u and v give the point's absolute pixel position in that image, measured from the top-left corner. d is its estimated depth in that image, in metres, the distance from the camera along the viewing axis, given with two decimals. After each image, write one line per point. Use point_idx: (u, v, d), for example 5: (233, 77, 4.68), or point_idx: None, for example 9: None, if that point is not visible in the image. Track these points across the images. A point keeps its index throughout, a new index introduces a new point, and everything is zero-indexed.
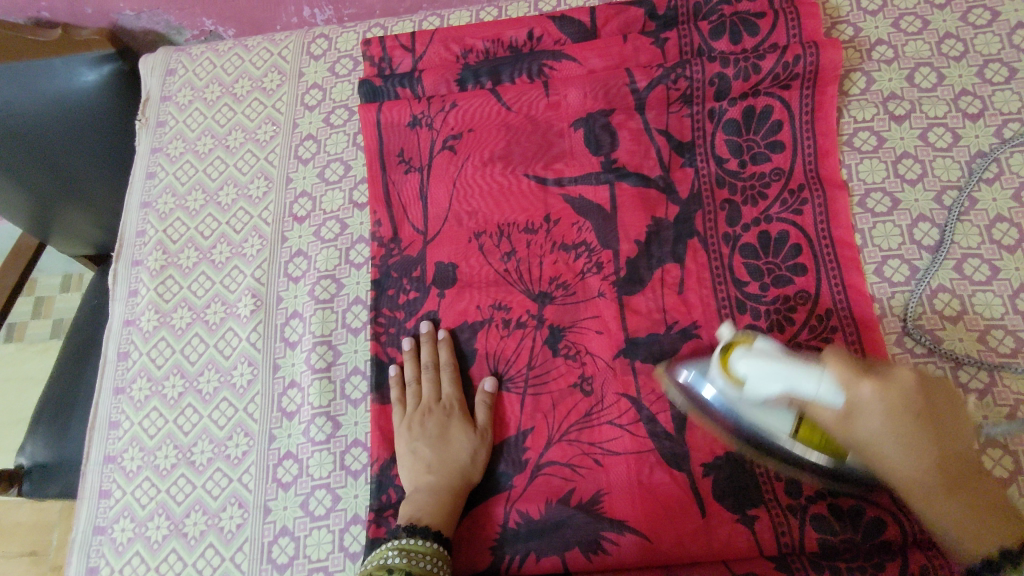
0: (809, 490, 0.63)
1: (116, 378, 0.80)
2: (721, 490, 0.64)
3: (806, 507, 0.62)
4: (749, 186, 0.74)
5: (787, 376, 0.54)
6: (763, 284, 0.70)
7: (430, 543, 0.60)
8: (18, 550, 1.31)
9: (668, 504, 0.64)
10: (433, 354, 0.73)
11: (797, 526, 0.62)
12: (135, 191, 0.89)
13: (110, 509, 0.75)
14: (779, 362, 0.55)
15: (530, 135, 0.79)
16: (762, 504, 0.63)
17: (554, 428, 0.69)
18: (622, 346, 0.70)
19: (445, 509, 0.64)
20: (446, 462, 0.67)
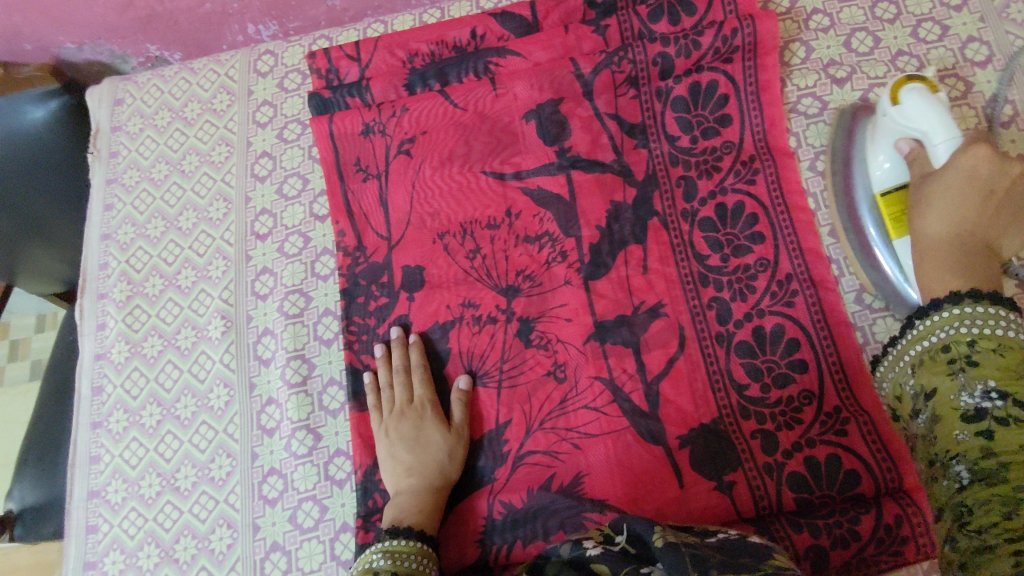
0: (783, 453, 0.64)
1: (92, 413, 0.80)
2: (698, 459, 0.66)
3: (783, 468, 0.64)
4: (702, 161, 0.75)
5: (931, 121, 0.62)
6: (723, 256, 0.72)
7: (414, 542, 0.61)
8: None
9: (648, 480, 0.66)
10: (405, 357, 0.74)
11: (774, 489, 0.63)
12: (93, 224, 0.89)
13: (99, 543, 0.75)
14: (931, 110, 0.62)
15: (483, 131, 0.80)
16: (740, 469, 0.64)
17: (533, 417, 0.70)
18: (592, 330, 0.72)
19: (426, 507, 0.65)
20: (426, 460, 0.68)
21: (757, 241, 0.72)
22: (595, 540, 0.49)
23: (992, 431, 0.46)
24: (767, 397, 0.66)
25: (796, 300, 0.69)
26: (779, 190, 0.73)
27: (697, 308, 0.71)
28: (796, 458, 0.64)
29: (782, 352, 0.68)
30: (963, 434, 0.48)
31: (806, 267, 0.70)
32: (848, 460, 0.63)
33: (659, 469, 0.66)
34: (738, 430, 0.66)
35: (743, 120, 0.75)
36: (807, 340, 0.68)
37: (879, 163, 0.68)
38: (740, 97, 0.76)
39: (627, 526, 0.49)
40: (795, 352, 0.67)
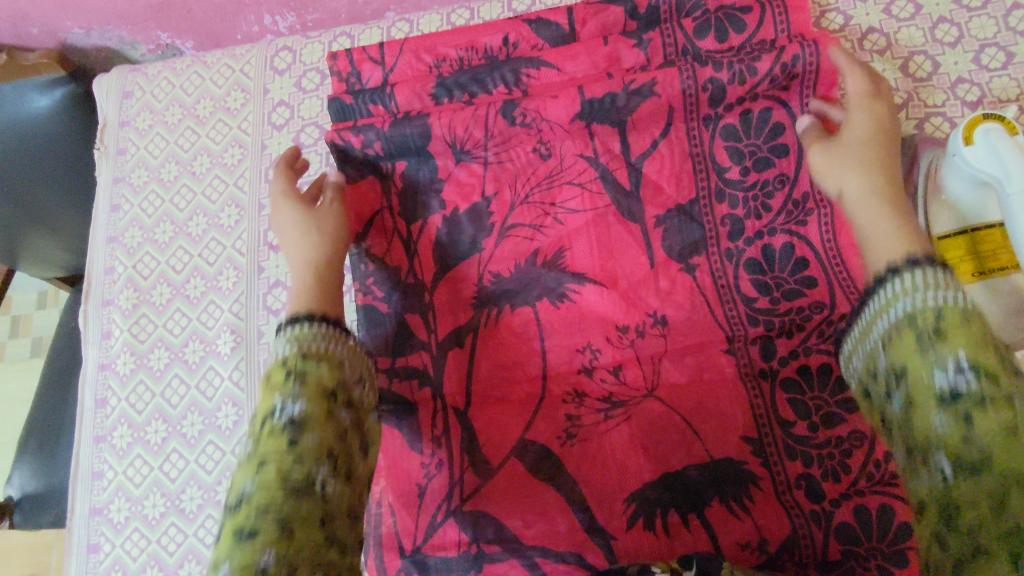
0: (830, 500, 0.63)
1: (95, 426, 0.77)
2: (738, 503, 0.64)
3: (830, 518, 0.62)
4: (751, 195, 0.72)
5: (1004, 169, 0.57)
6: (773, 299, 0.69)
7: (318, 327, 0.56)
8: (18, 571, 1.29)
9: (682, 518, 0.64)
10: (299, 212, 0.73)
11: (819, 534, 0.62)
12: (99, 226, 0.84)
13: (100, 563, 0.72)
14: (1009, 154, 0.58)
15: (518, 150, 0.75)
16: (786, 517, 0.63)
17: (559, 442, 0.69)
18: (625, 360, 0.70)
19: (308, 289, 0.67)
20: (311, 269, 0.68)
21: (807, 284, 0.69)
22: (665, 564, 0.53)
23: (971, 414, 0.42)
24: (813, 437, 0.64)
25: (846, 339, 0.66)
26: (832, 234, 0.69)
27: (738, 341, 0.69)
28: (845, 507, 0.62)
29: (831, 389, 0.65)
30: (941, 424, 0.43)
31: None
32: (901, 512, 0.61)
33: (699, 506, 0.64)
34: (782, 469, 0.64)
35: (802, 146, 0.70)
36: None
37: (938, 205, 0.64)
38: (799, 123, 0.71)
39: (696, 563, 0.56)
40: (846, 389, 0.65)
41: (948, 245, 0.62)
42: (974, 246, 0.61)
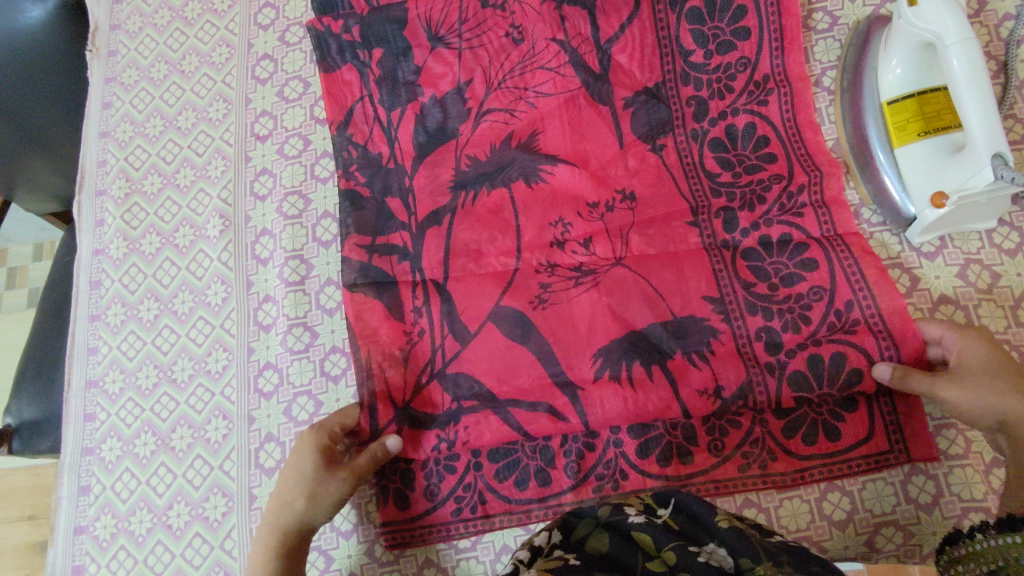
0: (786, 352, 0.65)
1: (90, 306, 0.80)
2: (698, 353, 0.66)
3: (785, 368, 0.65)
4: (715, 79, 0.74)
5: (945, 23, 0.60)
6: (735, 173, 0.71)
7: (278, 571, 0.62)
8: (18, 514, 1.26)
9: (647, 370, 0.66)
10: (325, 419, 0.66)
11: (773, 384, 0.64)
12: (91, 121, 0.87)
13: (96, 430, 0.76)
14: (950, 10, 0.60)
15: (492, 34, 0.75)
16: (742, 367, 0.65)
17: (530, 305, 0.69)
18: (595, 233, 0.71)
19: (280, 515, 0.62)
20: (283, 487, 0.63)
21: (769, 159, 0.71)
22: (637, 508, 0.56)
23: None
24: (775, 293, 0.67)
25: (805, 212, 0.69)
26: (791, 111, 0.72)
27: (703, 213, 0.70)
28: (799, 357, 0.65)
29: (790, 252, 0.68)
30: None
31: (820, 175, 0.70)
32: (853, 357, 0.64)
33: (663, 358, 0.66)
34: (742, 324, 0.66)
35: (761, 34, 0.74)
36: (818, 243, 0.68)
37: (890, 69, 0.67)
38: (759, 14, 0.73)
39: (673, 501, 0.56)
40: (804, 254, 0.68)
41: (899, 108, 0.66)
42: (920, 108, 0.65)
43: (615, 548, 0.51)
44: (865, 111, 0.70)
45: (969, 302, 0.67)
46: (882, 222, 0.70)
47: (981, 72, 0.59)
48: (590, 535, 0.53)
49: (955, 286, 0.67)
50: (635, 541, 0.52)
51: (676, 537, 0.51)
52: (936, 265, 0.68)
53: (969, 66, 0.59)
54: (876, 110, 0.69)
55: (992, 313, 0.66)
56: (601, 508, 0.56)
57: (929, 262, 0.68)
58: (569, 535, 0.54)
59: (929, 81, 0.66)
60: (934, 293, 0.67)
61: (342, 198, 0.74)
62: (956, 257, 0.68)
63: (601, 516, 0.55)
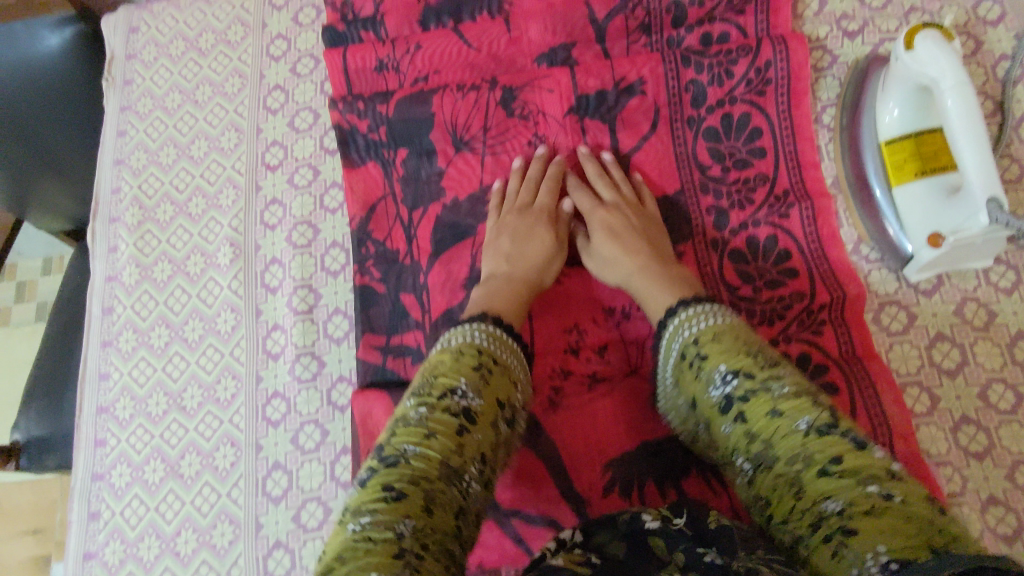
0: None
1: (102, 332, 0.82)
2: (716, 477, 0.65)
3: None
4: (735, 189, 0.73)
5: (942, 66, 0.61)
6: (755, 287, 0.70)
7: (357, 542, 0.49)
8: (23, 527, 1.27)
9: (660, 489, 0.65)
10: (491, 331, 0.64)
11: None
12: (107, 149, 0.89)
13: (106, 456, 0.77)
14: (946, 53, 0.61)
15: (516, 142, 0.77)
16: None
17: (543, 409, 0.70)
18: (610, 341, 0.72)
19: (507, 303, 0.68)
20: (522, 269, 0.70)
21: (791, 274, 0.70)
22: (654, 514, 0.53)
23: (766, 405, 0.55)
24: None
25: (825, 329, 0.68)
26: (813, 228, 0.71)
27: None
28: None
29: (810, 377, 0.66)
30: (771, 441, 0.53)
31: (844, 296, 0.68)
32: None
33: (679, 474, 0.66)
34: None
35: (777, 153, 0.74)
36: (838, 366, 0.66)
37: (887, 110, 0.68)
38: (775, 131, 0.74)
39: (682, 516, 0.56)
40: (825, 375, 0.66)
41: (898, 147, 0.67)
42: (917, 148, 0.66)
43: (629, 557, 0.51)
44: (864, 150, 0.71)
45: (965, 339, 0.67)
46: (881, 258, 0.71)
47: (975, 114, 0.60)
48: (608, 543, 0.53)
49: (952, 323, 0.68)
50: (650, 548, 0.51)
51: (690, 542, 0.51)
52: (934, 303, 0.69)
53: (964, 109, 0.60)
54: (875, 149, 0.70)
55: (988, 351, 0.66)
56: (620, 515, 0.54)
57: (927, 299, 0.69)
58: (590, 538, 0.53)
59: (926, 121, 0.67)
60: (930, 332, 0.68)
61: (357, 295, 0.76)
62: (955, 295, 0.68)
63: (620, 525, 0.53)
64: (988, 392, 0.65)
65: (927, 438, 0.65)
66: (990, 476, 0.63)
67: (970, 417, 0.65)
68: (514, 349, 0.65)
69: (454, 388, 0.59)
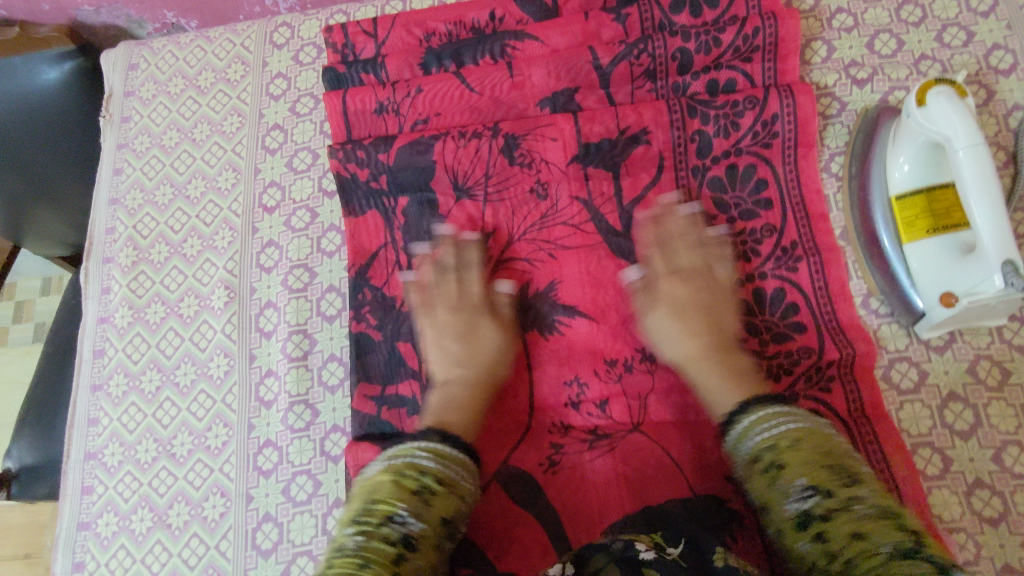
0: None
1: (92, 375, 0.80)
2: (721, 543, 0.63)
3: None
4: (739, 241, 0.73)
5: (953, 126, 0.60)
6: (761, 341, 0.69)
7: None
8: (11, 553, 1.25)
9: None
10: (457, 455, 0.63)
11: None
12: (103, 188, 0.89)
13: (93, 504, 0.75)
14: (958, 113, 0.60)
15: (516, 190, 0.76)
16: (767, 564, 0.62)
17: (542, 469, 0.68)
18: (612, 395, 0.70)
19: (468, 409, 0.68)
20: (476, 368, 0.70)
21: (798, 328, 0.69)
22: (648, 544, 0.55)
23: (824, 531, 0.52)
24: None
25: (832, 386, 0.67)
26: (822, 280, 0.70)
27: None
28: None
29: None
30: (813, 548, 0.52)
31: (853, 353, 0.67)
32: None
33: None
34: None
35: (784, 204, 0.73)
36: (846, 426, 0.65)
37: (898, 165, 0.67)
38: (779, 182, 0.73)
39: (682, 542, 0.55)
40: None
41: (908, 204, 0.66)
42: (929, 204, 0.65)
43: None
44: (873, 204, 0.69)
45: (978, 399, 0.65)
46: (889, 313, 0.70)
47: (990, 175, 0.58)
48: (603, 569, 0.53)
49: (964, 381, 0.66)
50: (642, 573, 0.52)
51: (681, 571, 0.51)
52: (946, 360, 0.67)
53: (977, 170, 0.59)
54: (884, 202, 0.69)
55: (1001, 412, 0.65)
56: (614, 542, 0.55)
57: (938, 356, 0.67)
58: (584, 567, 0.54)
59: (938, 177, 0.65)
60: (942, 390, 0.66)
61: (352, 343, 0.74)
62: (966, 352, 0.67)
63: (614, 550, 0.54)
64: (1003, 455, 0.63)
65: (939, 502, 0.63)
66: (1005, 542, 0.61)
67: (984, 480, 0.63)
68: (468, 463, 0.64)
69: (393, 515, 0.57)
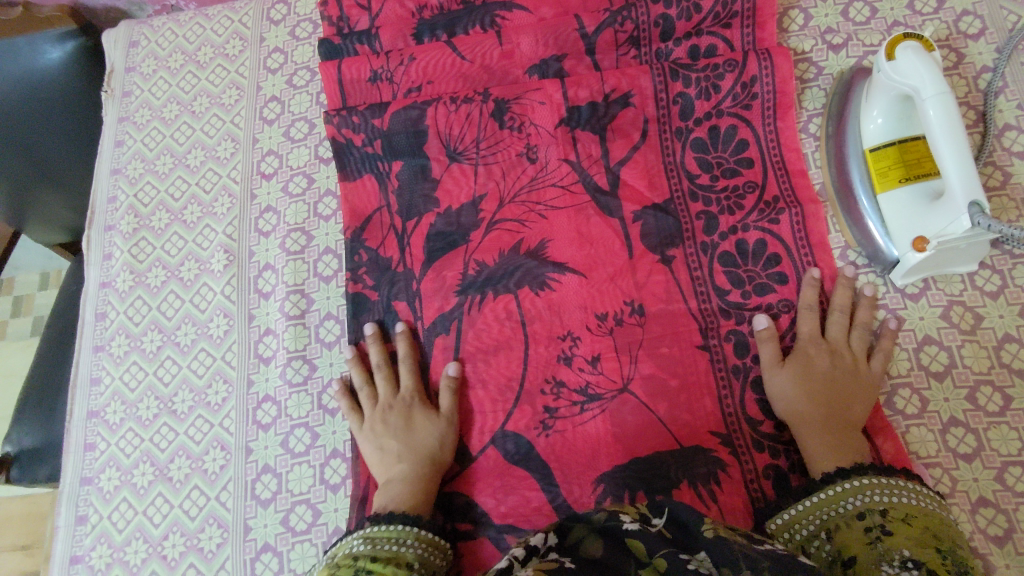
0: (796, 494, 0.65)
1: (95, 337, 0.83)
2: (707, 489, 0.65)
3: None
4: (724, 197, 0.75)
5: (921, 77, 0.63)
6: (744, 293, 0.72)
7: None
8: (11, 543, 1.26)
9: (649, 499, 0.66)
10: (426, 535, 0.61)
11: None
12: (104, 159, 0.91)
13: (95, 460, 0.77)
14: (926, 64, 0.63)
15: (507, 152, 0.79)
16: (751, 509, 0.64)
17: (535, 430, 0.70)
18: (603, 350, 0.72)
19: (418, 499, 0.65)
20: (417, 464, 0.68)
21: (779, 280, 0.72)
22: (631, 516, 0.53)
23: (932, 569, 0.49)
24: (781, 433, 0.67)
25: None
26: (803, 231, 0.72)
27: (714, 338, 0.71)
28: None
29: None
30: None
31: (831, 311, 0.71)
32: None
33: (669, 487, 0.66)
34: (749, 459, 0.66)
35: (764, 163, 0.76)
36: None
37: (872, 118, 0.70)
38: (760, 142, 0.76)
39: (667, 510, 0.53)
40: None
41: (882, 156, 0.69)
42: (901, 155, 0.68)
43: (606, 554, 0.50)
44: (849, 158, 0.72)
45: (953, 342, 0.68)
46: (868, 264, 0.72)
47: (956, 121, 0.61)
48: (584, 540, 0.53)
49: (938, 326, 0.69)
50: (628, 548, 0.50)
51: (669, 546, 0.49)
52: (920, 307, 0.70)
53: (945, 116, 0.61)
54: (859, 157, 0.71)
55: (975, 353, 0.67)
56: (596, 513, 0.54)
57: (913, 304, 0.70)
58: (565, 538, 0.54)
59: (909, 130, 0.68)
60: (918, 334, 0.69)
61: (349, 301, 0.77)
62: (939, 298, 0.70)
63: (596, 521, 0.53)
64: (977, 394, 0.66)
65: (915, 441, 0.66)
66: (979, 476, 0.63)
67: (958, 418, 0.66)
68: (438, 544, 0.62)
69: None
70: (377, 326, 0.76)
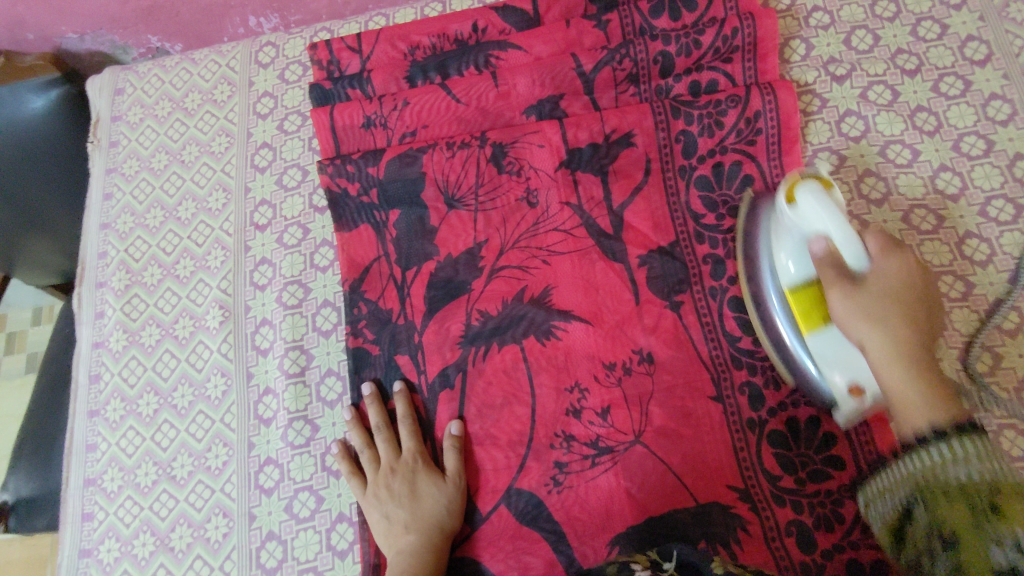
0: (822, 552, 0.62)
1: (89, 401, 0.80)
2: (727, 549, 0.63)
3: (821, 570, 0.61)
4: (731, 239, 0.73)
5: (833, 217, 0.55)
6: (756, 339, 0.70)
7: None
8: None
9: None
10: None
11: None
12: (93, 213, 0.89)
13: (94, 531, 0.75)
14: (828, 206, 0.56)
15: (507, 197, 0.77)
16: (774, 567, 0.62)
17: (546, 488, 0.68)
18: (613, 402, 0.69)
19: (427, 575, 0.63)
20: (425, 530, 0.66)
21: None
22: (642, 565, 0.53)
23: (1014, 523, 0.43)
24: (804, 488, 0.64)
25: None
26: None
27: (727, 390, 0.69)
28: (836, 559, 0.61)
29: (817, 444, 0.65)
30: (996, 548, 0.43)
31: None
32: None
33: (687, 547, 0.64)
34: (770, 514, 0.64)
35: None
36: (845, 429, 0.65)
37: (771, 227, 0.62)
38: (766, 180, 0.74)
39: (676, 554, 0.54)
40: (832, 445, 0.65)
41: (803, 257, 0.62)
42: None
43: None
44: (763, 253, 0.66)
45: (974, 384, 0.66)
46: None
47: None
48: None
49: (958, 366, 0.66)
50: None
51: None
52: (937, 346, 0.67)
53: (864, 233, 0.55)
54: (772, 255, 0.65)
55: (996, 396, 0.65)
56: (607, 565, 0.53)
57: None
58: None
59: None
60: None
61: (350, 357, 0.75)
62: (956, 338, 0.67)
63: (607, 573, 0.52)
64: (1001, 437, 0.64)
65: None
66: None
67: None
68: None
69: None
70: (376, 386, 0.74)
